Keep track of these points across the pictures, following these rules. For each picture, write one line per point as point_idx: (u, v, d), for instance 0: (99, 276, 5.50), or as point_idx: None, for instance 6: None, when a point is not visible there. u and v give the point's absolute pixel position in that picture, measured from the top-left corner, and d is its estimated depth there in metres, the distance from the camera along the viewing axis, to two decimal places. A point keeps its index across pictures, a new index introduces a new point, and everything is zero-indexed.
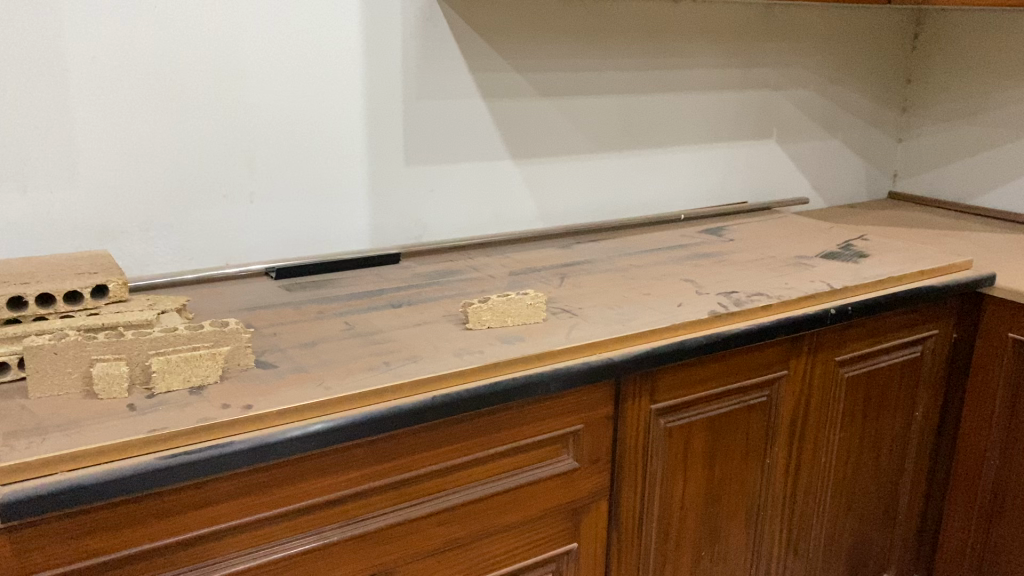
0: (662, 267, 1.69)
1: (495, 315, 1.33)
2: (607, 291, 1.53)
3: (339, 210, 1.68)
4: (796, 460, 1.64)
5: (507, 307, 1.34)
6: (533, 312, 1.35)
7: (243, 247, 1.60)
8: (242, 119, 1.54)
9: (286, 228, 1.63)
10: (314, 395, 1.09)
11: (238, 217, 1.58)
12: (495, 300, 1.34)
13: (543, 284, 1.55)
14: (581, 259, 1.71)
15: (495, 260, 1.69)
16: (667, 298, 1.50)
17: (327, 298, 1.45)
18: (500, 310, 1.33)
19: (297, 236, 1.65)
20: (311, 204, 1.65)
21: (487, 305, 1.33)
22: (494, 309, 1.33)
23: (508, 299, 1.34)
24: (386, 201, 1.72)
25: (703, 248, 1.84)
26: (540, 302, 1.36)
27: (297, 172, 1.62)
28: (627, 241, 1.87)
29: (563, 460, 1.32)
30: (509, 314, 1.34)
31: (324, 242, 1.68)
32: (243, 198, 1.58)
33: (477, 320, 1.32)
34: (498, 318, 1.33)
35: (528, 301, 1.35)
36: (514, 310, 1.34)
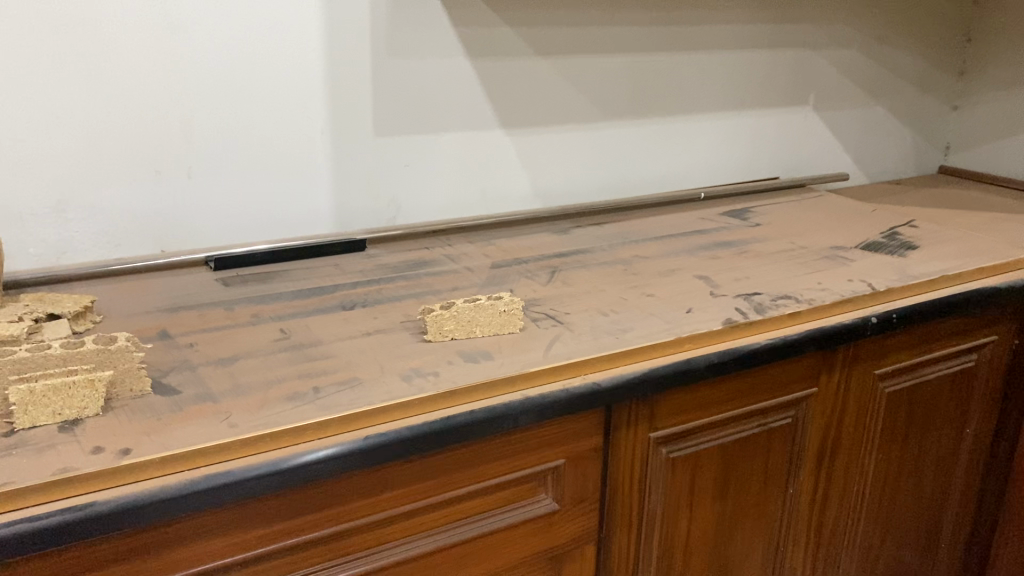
0: (671, 259, 1.44)
1: (460, 325, 1.10)
2: (604, 291, 1.29)
3: (298, 188, 1.45)
4: (824, 488, 1.40)
5: (475, 315, 1.11)
6: (507, 322, 1.12)
7: (183, 233, 1.37)
8: (178, 82, 1.30)
9: (234, 210, 1.40)
10: (215, 436, 0.86)
11: (177, 198, 1.35)
12: (460, 306, 1.11)
13: (528, 281, 1.31)
14: (577, 248, 1.47)
15: (478, 249, 1.46)
16: (675, 300, 1.26)
17: (269, 297, 1.22)
18: (466, 318, 1.10)
19: (249, 220, 1.42)
20: (263, 182, 1.41)
21: (451, 312, 1.10)
22: (458, 318, 1.10)
23: (476, 306, 1.11)
24: (353, 177, 1.49)
25: (723, 234, 1.58)
26: (516, 310, 1.13)
27: (246, 145, 1.38)
28: (634, 225, 1.62)
29: (540, 501, 1.09)
30: (478, 324, 1.11)
31: (281, 225, 1.45)
32: (181, 176, 1.35)
33: (438, 330, 1.09)
34: (464, 328, 1.10)
35: (502, 308, 1.12)
36: (485, 319, 1.11)
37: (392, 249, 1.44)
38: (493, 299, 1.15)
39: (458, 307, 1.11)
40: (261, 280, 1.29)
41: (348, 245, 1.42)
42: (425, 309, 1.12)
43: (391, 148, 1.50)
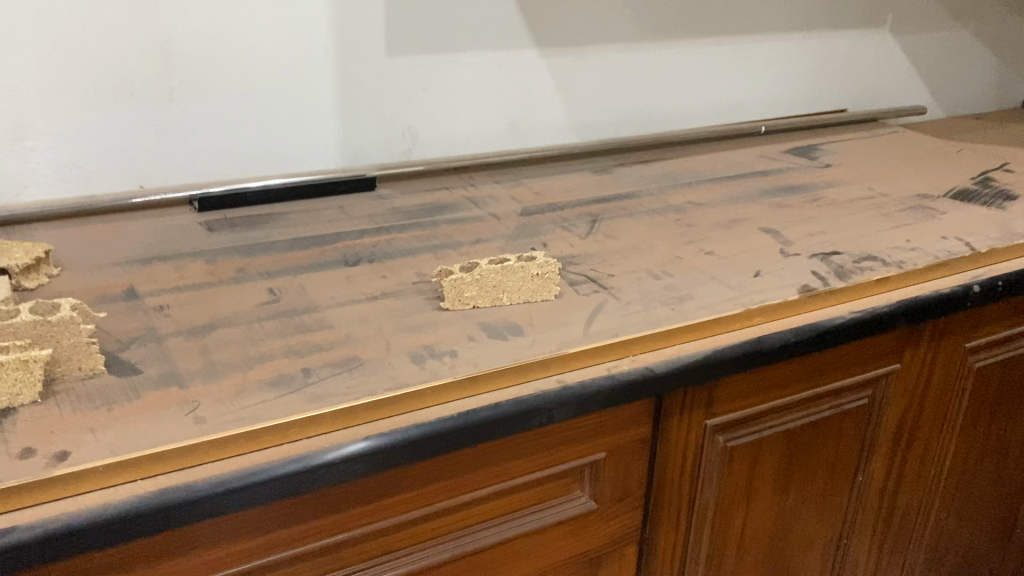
0: (730, 207, 1.24)
1: (484, 290, 0.92)
2: (653, 248, 1.09)
3: (298, 116, 1.25)
4: (897, 476, 1.22)
5: (502, 278, 0.92)
6: (540, 288, 0.93)
7: (165, 166, 1.18)
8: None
9: (223, 141, 1.21)
10: (178, 435, 0.69)
11: (155, 126, 1.16)
12: (485, 268, 0.92)
13: (564, 234, 1.12)
14: (620, 193, 1.27)
15: (506, 191, 1.26)
16: (739, 261, 1.06)
17: (260, 247, 1.04)
18: (492, 282, 0.92)
19: (241, 152, 1.23)
20: (258, 107, 1.22)
21: (473, 275, 0.91)
22: (482, 283, 0.91)
23: (504, 268, 0.93)
24: (362, 104, 1.29)
25: (790, 178, 1.37)
26: (551, 274, 0.95)
27: (237, 64, 1.18)
28: (686, 164, 1.41)
29: (577, 500, 0.92)
30: (506, 289, 0.92)
31: (278, 159, 1.26)
32: (161, 101, 1.15)
33: (456, 297, 0.90)
34: (488, 294, 0.92)
35: (534, 271, 0.94)
36: (513, 284, 0.93)
37: (406, 190, 1.24)
38: (522, 259, 0.96)
39: (481, 268, 0.93)
40: (252, 225, 1.10)
41: (355, 184, 1.22)
42: (441, 271, 0.93)
43: (407, 69, 1.30)
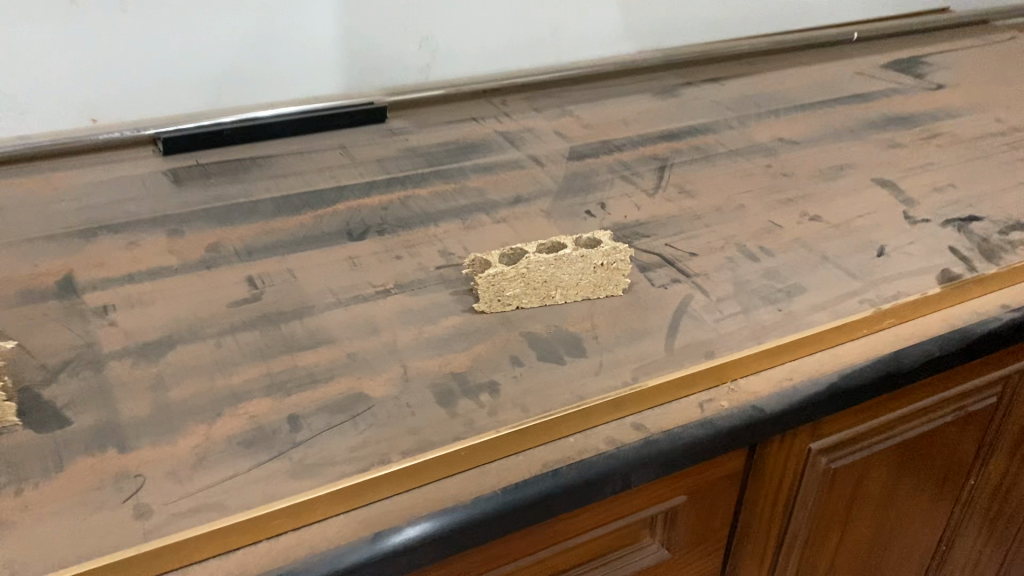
0: (829, 147, 0.99)
1: (531, 286, 0.69)
2: (741, 211, 0.85)
3: (290, 26, 0.99)
4: (1014, 476, 1.02)
5: (556, 270, 0.70)
6: (604, 280, 0.71)
7: (124, 94, 0.94)
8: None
9: (194, 60, 0.96)
10: (116, 539, 0.48)
11: (107, 44, 0.91)
12: (533, 257, 0.70)
13: (626, 190, 0.88)
14: (691, 127, 1.02)
15: (548, 125, 1.02)
16: (854, 232, 0.83)
17: (240, 211, 0.81)
18: (543, 276, 0.70)
19: (217, 75, 0.98)
20: (240, 15, 0.96)
21: (518, 267, 0.69)
22: (530, 277, 0.69)
23: (558, 258, 0.70)
24: (370, 10, 1.02)
25: (896, 104, 1.11)
26: (621, 263, 0.71)
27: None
28: (766, 84, 1.15)
29: (647, 550, 0.73)
30: (560, 284, 0.70)
31: (262, 80, 1.01)
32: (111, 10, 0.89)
33: (495, 295, 0.68)
34: (537, 291, 0.70)
35: (598, 261, 0.70)
36: (570, 276, 0.70)
37: (424, 123, 1.00)
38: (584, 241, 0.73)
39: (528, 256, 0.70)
40: (231, 176, 0.87)
41: (360, 116, 0.98)
42: (475, 263, 0.71)
43: None
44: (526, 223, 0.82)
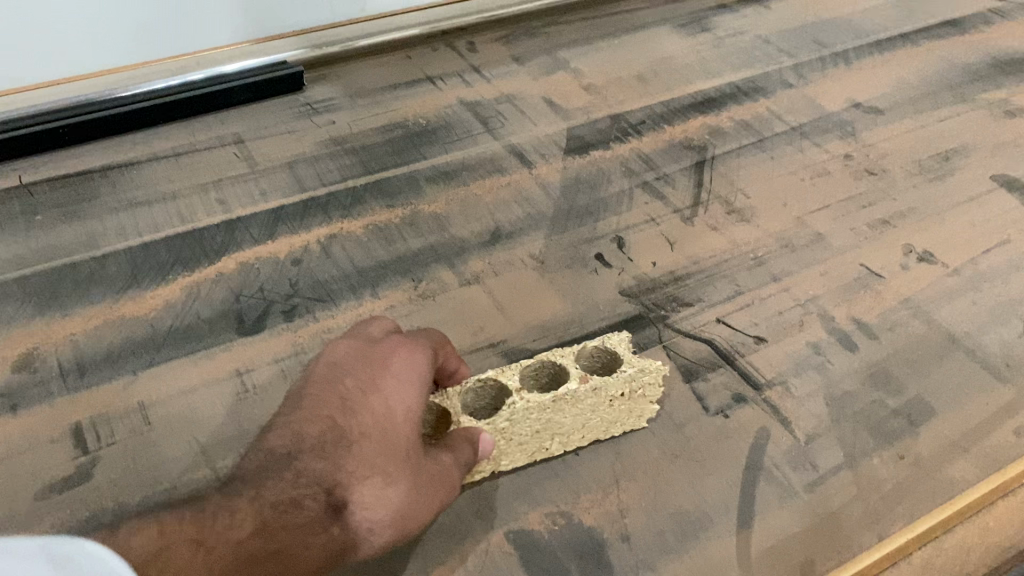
0: (925, 116, 0.71)
1: (510, 442, 0.44)
2: (819, 245, 0.59)
3: None
4: None
5: (550, 417, 0.44)
6: (623, 413, 0.46)
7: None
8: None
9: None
10: None
11: None
12: (520, 401, 0.44)
13: (651, 209, 0.61)
14: (733, 89, 0.74)
15: (535, 88, 0.73)
16: (984, 282, 0.57)
17: (77, 279, 0.53)
18: (529, 426, 0.44)
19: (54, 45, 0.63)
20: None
21: (493, 420, 0.43)
22: (508, 433, 0.43)
23: (560, 400, 0.44)
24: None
25: (1003, 34, 0.82)
26: (650, 392, 0.46)
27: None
28: (824, 8, 0.86)
29: None
30: (556, 430, 0.45)
31: (143, 31, 0.66)
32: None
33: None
34: (519, 447, 0.44)
35: (620, 393, 0.45)
36: (571, 417, 0.45)
37: (358, 90, 0.70)
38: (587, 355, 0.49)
39: (511, 399, 0.44)
40: (68, 207, 0.58)
41: (263, 88, 0.68)
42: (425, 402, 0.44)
43: None
44: (509, 284, 0.55)
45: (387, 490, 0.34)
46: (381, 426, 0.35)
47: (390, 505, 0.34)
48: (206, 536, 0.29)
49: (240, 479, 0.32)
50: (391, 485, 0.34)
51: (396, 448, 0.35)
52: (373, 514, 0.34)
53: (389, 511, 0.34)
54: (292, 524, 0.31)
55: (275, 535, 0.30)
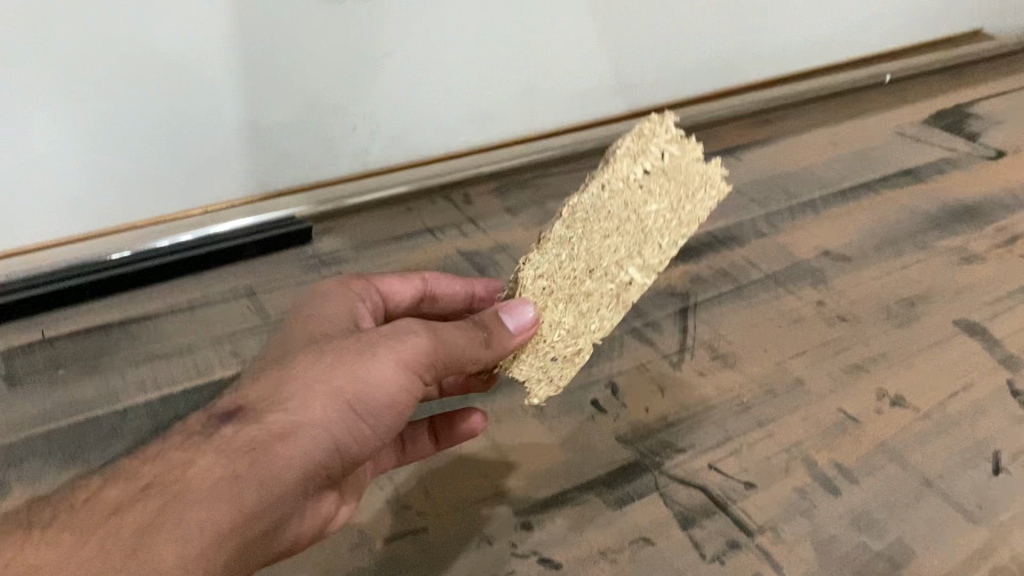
0: (890, 261, 0.77)
1: (589, 297, 0.50)
2: (798, 390, 0.63)
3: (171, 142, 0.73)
4: None
5: (609, 231, 0.49)
6: (669, 186, 0.48)
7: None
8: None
9: (60, 159, 0.69)
10: None
11: None
12: (549, 243, 0.51)
13: (641, 355, 0.66)
14: (711, 238, 0.80)
15: (527, 238, 0.78)
16: (953, 426, 0.61)
17: (99, 433, 0.56)
18: (596, 253, 0.50)
19: (80, 200, 0.72)
20: (102, 139, 0.70)
21: (536, 283, 0.51)
22: (578, 273, 0.50)
23: (594, 208, 0.50)
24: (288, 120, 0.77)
25: (956, 182, 0.89)
26: (676, 145, 0.49)
27: (84, 17, 0.63)
28: (789, 160, 0.93)
29: None
30: (628, 255, 0.49)
31: (156, 186, 0.75)
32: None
33: (551, 345, 0.51)
34: (605, 305, 0.50)
35: (649, 167, 0.49)
36: (630, 213, 0.49)
37: (362, 243, 0.77)
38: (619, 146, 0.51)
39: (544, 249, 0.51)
40: (89, 362, 0.62)
41: (273, 243, 0.74)
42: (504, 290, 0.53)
43: (367, 22, 0.75)
44: (511, 433, 0.59)
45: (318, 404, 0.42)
46: (286, 357, 0.44)
47: (329, 414, 0.42)
48: (95, 525, 0.36)
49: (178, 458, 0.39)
50: (289, 382, 0.42)
51: (319, 363, 0.43)
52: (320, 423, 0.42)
53: (301, 396, 0.42)
54: (173, 467, 0.38)
55: (159, 477, 0.38)
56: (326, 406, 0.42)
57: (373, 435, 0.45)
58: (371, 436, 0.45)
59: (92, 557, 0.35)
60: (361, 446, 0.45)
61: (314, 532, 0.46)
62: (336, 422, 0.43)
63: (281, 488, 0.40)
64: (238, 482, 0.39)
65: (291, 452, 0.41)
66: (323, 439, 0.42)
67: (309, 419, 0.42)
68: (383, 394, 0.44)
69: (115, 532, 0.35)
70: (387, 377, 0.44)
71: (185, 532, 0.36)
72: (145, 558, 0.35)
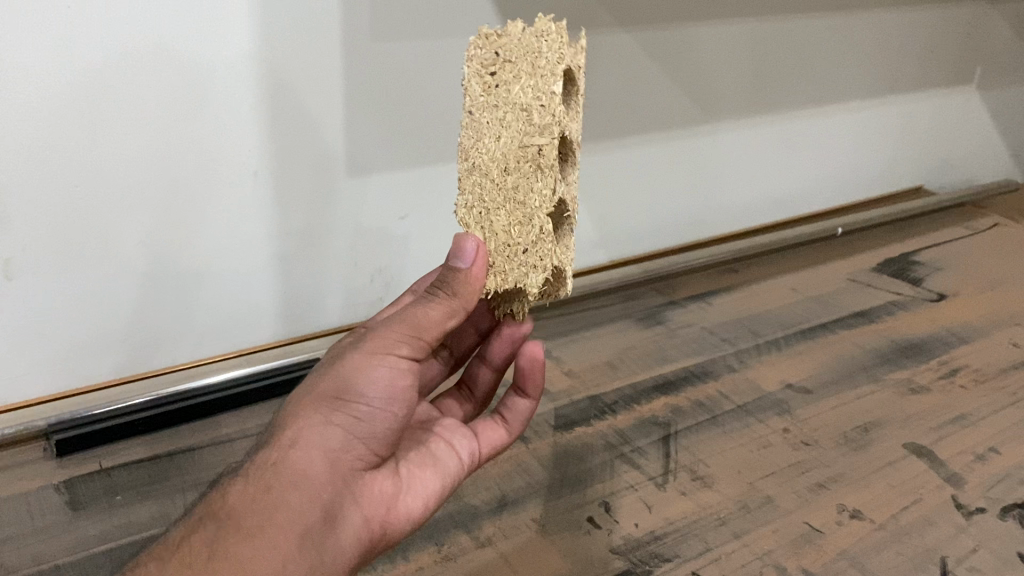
0: (847, 392, 0.87)
1: (518, 189, 0.53)
2: (768, 506, 0.72)
3: (216, 298, 0.86)
4: None
5: (496, 131, 0.53)
6: (522, 63, 0.53)
7: (34, 364, 0.78)
8: (26, 68, 0.66)
9: (124, 317, 0.81)
10: None
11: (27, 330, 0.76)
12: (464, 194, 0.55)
13: (629, 477, 0.74)
14: (689, 373, 0.90)
15: None
16: (905, 535, 0.69)
17: None
18: (501, 155, 0.53)
19: (137, 351, 0.83)
20: (161, 301, 0.82)
21: (470, 220, 0.55)
22: (497, 180, 0.54)
23: (483, 129, 0.54)
24: (315, 278, 0.91)
25: (904, 323, 1.01)
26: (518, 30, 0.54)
27: (140, 200, 0.76)
28: (754, 305, 1.05)
29: None
30: (524, 133, 0.53)
31: (190, 333, 0.86)
32: (23, 270, 0.73)
33: (514, 241, 0.54)
34: (533, 178, 0.53)
35: (506, 61, 0.53)
36: (506, 105, 0.53)
37: None
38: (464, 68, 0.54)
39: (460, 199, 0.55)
40: (142, 487, 0.70)
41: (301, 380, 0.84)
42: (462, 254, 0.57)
43: (375, 193, 0.90)
44: (516, 545, 0.66)
45: (314, 415, 0.49)
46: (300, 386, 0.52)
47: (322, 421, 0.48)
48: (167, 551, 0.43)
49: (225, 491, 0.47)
50: (291, 408, 0.50)
51: (314, 384, 0.50)
52: (315, 429, 0.48)
53: (294, 415, 0.49)
54: (215, 502, 0.46)
55: (208, 510, 0.45)
56: (314, 411, 0.49)
57: (385, 415, 0.50)
58: (381, 421, 0.50)
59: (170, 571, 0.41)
60: (375, 428, 0.50)
61: (382, 516, 0.51)
62: (334, 418, 0.49)
63: (311, 482, 0.47)
64: (269, 494, 0.45)
65: (301, 458, 0.47)
66: (331, 434, 0.48)
67: (308, 428, 0.48)
68: (365, 376, 0.49)
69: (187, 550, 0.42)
70: (362, 367, 0.49)
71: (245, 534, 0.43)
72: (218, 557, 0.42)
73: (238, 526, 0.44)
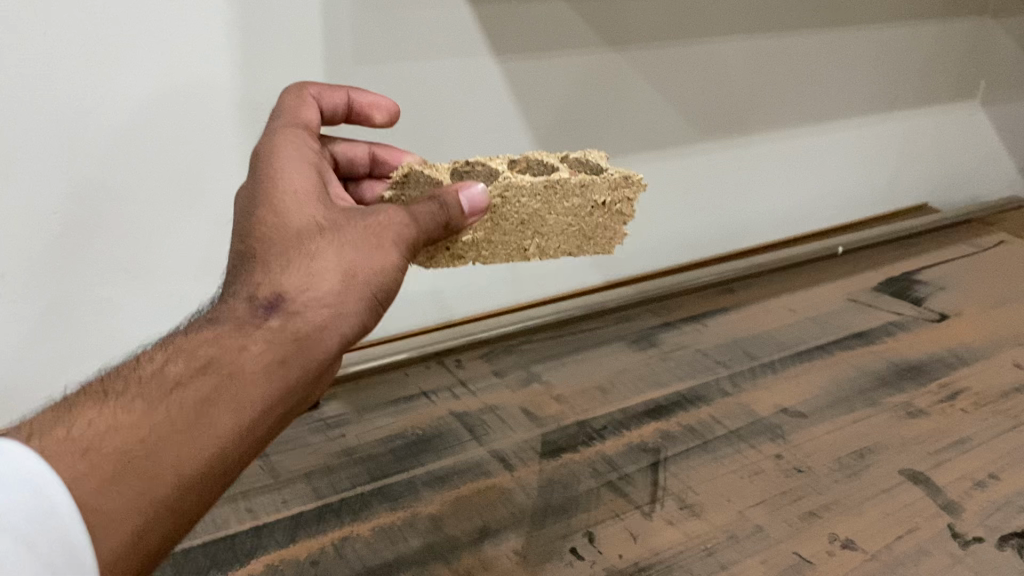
0: (843, 416, 0.85)
1: (503, 235, 0.65)
2: (757, 536, 0.70)
3: None
4: None
5: (552, 214, 0.65)
6: (594, 228, 0.67)
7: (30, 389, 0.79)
8: (22, 83, 0.67)
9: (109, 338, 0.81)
10: None
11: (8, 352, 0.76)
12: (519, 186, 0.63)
13: (616, 505, 0.73)
14: (682, 397, 0.88)
15: (514, 400, 0.88)
16: (900, 565, 0.67)
17: None
18: (537, 220, 0.65)
19: None
20: (146, 322, 0.82)
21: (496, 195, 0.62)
22: (517, 217, 0.64)
23: (551, 195, 0.64)
24: None
25: (904, 344, 0.99)
26: (613, 219, 0.67)
27: (147, 201, 0.77)
28: (751, 326, 1.03)
29: None
30: (542, 239, 0.66)
31: None
32: (18, 283, 0.74)
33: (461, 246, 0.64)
34: (504, 250, 0.66)
35: (595, 215, 0.66)
36: (571, 217, 0.65)
37: (362, 406, 0.86)
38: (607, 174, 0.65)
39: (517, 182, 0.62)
40: None
41: None
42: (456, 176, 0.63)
43: None
44: None
45: (346, 295, 0.51)
46: (320, 236, 0.51)
47: (348, 305, 0.51)
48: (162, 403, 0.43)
49: (231, 337, 0.47)
50: (321, 272, 0.50)
51: (350, 258, 0.51)
52: (342, 310, 0.51)
53: (335, 288, 0.50)
54: (225, 350, 0.46)
55: (213, 359, 0.46)
56: (347, 291, 0.51)
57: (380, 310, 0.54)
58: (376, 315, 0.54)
59: (158, 423, 0.43)
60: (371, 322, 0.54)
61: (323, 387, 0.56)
62: (360, 306, 0.52)
63: (318, 364, 0.50)
64: (286, 369, 0.48)
65: (324, 339, 0.50)
66: (350, 322, 0.51)
67: (337, 308, 0.50)
68: (389, 278, 0.53)
69: (178, 405, 0.44)
70: (391, 268, 0.53)
71: (243, 406, 0.46)
72: (207, 424, 0.44)
73: (239, 387, 0.46)
